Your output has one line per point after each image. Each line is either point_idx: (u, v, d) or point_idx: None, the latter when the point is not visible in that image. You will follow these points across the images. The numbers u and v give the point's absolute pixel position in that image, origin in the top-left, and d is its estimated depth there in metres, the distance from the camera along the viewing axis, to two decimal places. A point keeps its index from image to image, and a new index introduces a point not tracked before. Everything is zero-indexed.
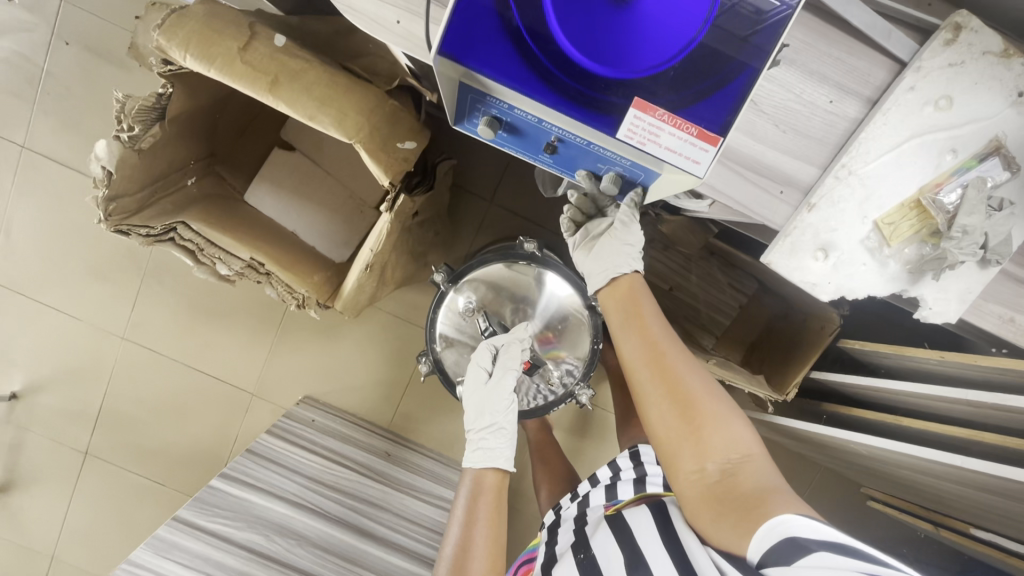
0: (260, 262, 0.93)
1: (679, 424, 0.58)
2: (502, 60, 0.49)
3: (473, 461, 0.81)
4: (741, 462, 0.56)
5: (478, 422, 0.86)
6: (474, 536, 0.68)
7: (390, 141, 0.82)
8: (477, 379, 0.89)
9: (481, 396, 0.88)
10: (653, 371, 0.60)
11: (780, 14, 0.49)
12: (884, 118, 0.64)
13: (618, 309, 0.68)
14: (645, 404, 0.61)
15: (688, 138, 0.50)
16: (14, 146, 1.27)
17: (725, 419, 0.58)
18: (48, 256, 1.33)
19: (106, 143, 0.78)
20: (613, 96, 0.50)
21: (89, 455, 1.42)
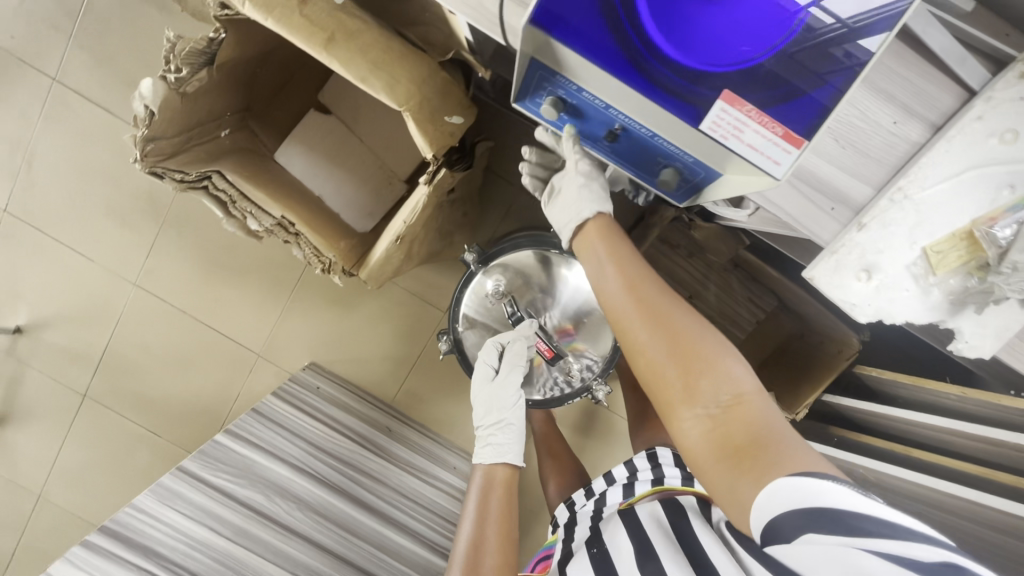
0: (291, 222, 0.91)
1: (670, 368, 0.57)
2: (595, 36, 0.48)
3: (484, 458, 0.83)
4: (737, 403, 0.55)
5: (487, 419, 0.87)
6: (487, 532, 0.71)
7: (438, 113, 0.80)
8: (484, 379, 0.90)
9: (488, 394, 0.89)
10: (638, 314, 0.59)
11: (831, 33, 0.47)
12: (947, 145, 0.63)
13: (596, 252, 0.66)
14: (632, 351, 0.60)
15: (773, 138, 0.49)
16: (45, 78, 1.25)
17: (717, 361, 0.57)
18: (68, 193, 1.31)
19: (152, 82, 0.75)
20: (701, 87, 0.49)
21: (88, 397, 1.40)
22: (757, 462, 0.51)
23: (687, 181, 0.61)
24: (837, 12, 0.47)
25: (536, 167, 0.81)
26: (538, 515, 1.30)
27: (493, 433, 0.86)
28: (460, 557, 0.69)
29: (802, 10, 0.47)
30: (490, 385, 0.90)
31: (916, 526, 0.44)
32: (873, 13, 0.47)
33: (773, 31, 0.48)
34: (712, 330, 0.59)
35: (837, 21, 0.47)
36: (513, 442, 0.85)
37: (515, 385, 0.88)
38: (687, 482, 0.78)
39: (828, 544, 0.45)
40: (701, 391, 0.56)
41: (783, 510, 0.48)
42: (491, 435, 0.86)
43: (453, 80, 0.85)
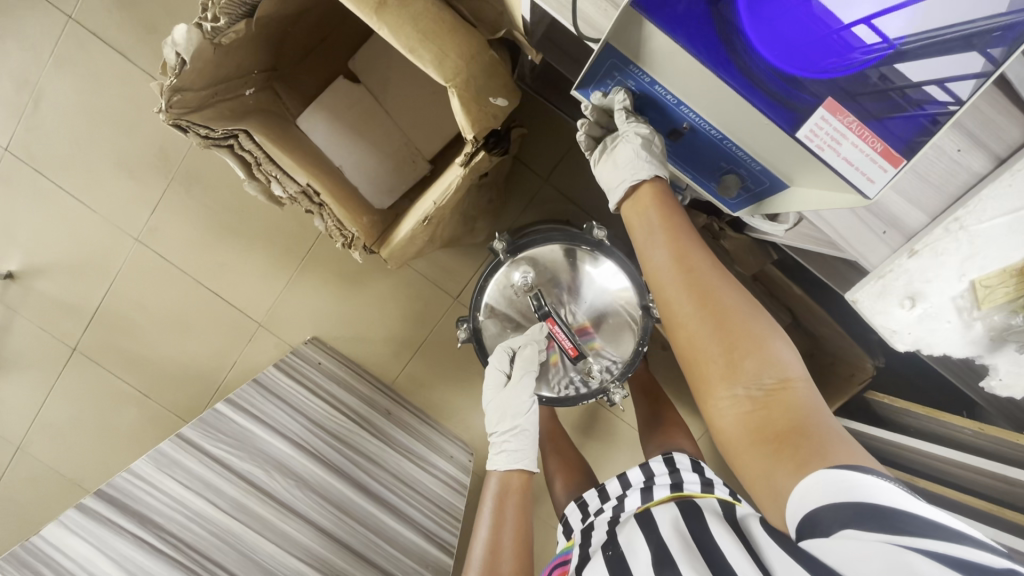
0: (316, 191, 0.88)
1: (714, 344, 0.53)
2: (706, 37, 0.47)
3: (500, 464, 0.83)
4: (781, 386, 0.51)
5: (502, 425, 0.86)
6: (504, 537, 0.71)
7: (483, 93, 0.77)
8: (495, 383, 0.89)
9: (501, 397, 0.88)
10: (684, 287, 0.54)
11: (874, 53, 0.44)
12: (1011, 178, 0.60)
13: (644, 215, 0.61)
14: (671, 320, 0.56)
15: (869, 154, 0.47)
16: (61, 16, 1.19)
17: (766, 342, 0.52)
18: (74, 138, 1.26)
19: (186, 29, 0.71)
20: (804, 92, 0.47)
21: (78, 351, 1.36)
22: (798, 449, 0.48)
23: (749, 190, 0.58)
24: (884, 31, 0.44)
25: (594, 125, 0.69)
26: (535, 506, 1.31)
27: (509, 437, 0.85)
28: (477, 562, 0.69)
29: (846, 27, 0.44)
30: (503, 390, 0.89)
31: (968, 532, 0.39)
32: (925, 35, 0.44)
33: (832, 59, 0.45)
34: (761, 309, 0.55)
35: (883, 39, 0.44)
36: (526, 448, 0.84)
37: (527, 389, 0.87)
38: (706, 488, 0.77)
39: (861, 539, 0.41)
40: (743, 372, 0.51)
41: (821, 503, 0.44)
42: (508, 439, 0.85)
43: (499, 61, 0.82)
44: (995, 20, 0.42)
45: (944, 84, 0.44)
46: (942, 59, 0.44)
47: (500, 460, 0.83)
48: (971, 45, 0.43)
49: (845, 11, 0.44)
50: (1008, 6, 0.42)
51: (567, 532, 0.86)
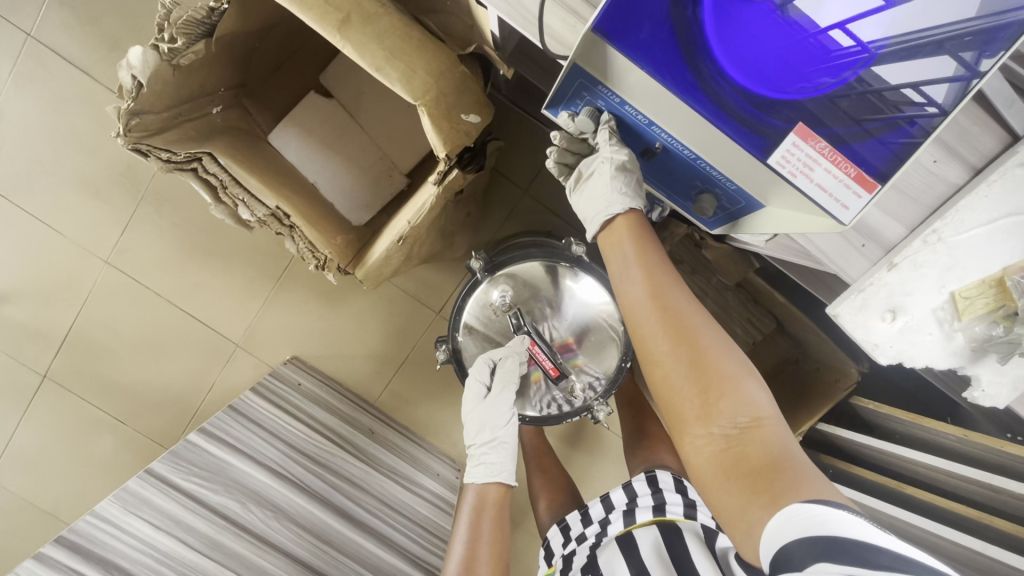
0: (286, 213, 0.85)
1: (689, 382, 0.51)
2: (671, 63, 0.46)
3: (477, 477, 0.82)
4: (754, 424, 0.49)
5: (480, 438, 0.84)
6: (479, 554, 0.71)
7: (454, 110, 0.75)
8: (472, 392, 0.87)
9: (480, 408, 0.86)
10: (658, 320, 0.53)
11: (850, 56, 0.44)
12: (988, 189, 0.61)
13: (620, 249, 0.60)
14: (646, 356, 0.54)
15: (843, 179, 0.46)
16: (19, 32, 1.15)
17: (739, 380, 0.51)
18: (37, 158, 1.22)
19: (141, 51, 0.68)
20: (775, 117, 0.46)
21: (48, 378, 1.31)
22: (773, 485, 0.46)
23: (725, 209, 0.57)
24: (859, 34, 0.43)
25: (565, 151, 0.68)
26: (523, 521, 1.29)
27: (488, 451, 0.83)
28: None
29: (822, 31, 0.44)
30: (482, 403, 0.86)
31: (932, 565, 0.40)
32: (900, 38, 0.43)
33: (807, 81, 0.45)
34: (733, 347, 0.54)
35: (857, 43, 0.43)
36: (505, 462, 0.82)
37: (507, 402, 0.85)
38: (689, 512, 0.75)
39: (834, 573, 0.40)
40: (717, 408, 0.50)
41: (795, 537, 0.43)
42: (487, 453, 0.83)
43: (471, 76, 0.79)
44: (967, 24, 0.42)
45: (919, 87, 0.44)
46: (915, 62, 0.43)
47: (477, 474, 0.82)
48: (943, 50, 0.43)
49: (820, 14, 0.43)
50: (979, 10, 0.41)
51: (549, 558, 0.84)
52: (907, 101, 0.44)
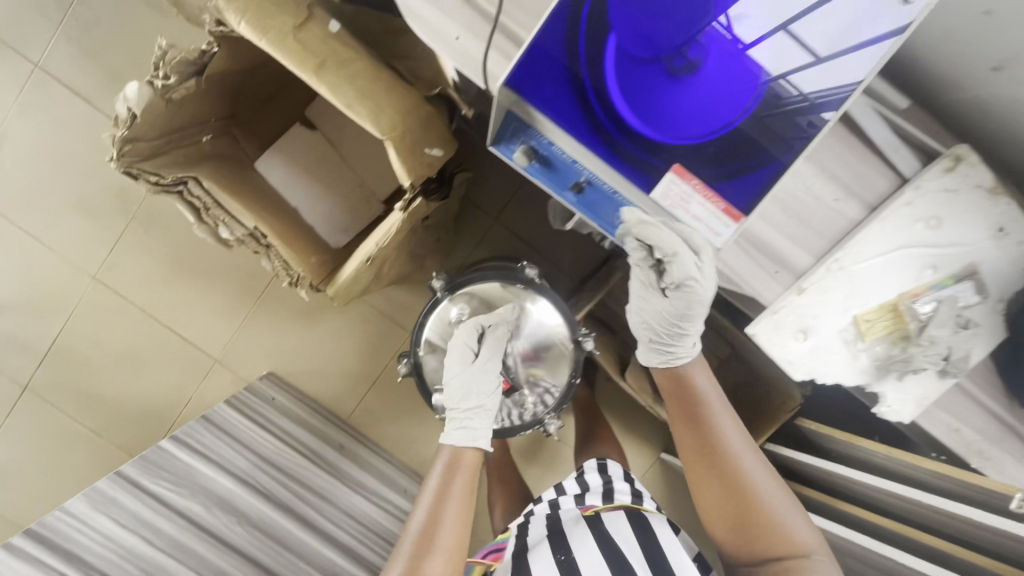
0: (264, 234, 0.92)
1: (725, 498, 0.66)
2: (566, 111, 0.56)
3: (455, 437, 0.83)
4: (782, 538, 0.62)
5: (464, 401, 0.87)
6: (444, 515, 0.73)
7: (418, 145, 0.83)
8: (456, 355, 0.91)
9: (465, 372, 0.90)
10: (708, 472, 0.67)
11: (795, 103, 0.53)
12: (880, 225, 0.69)
13: (674, 397, 0.73)
14: (694, 477, 0.69)
15: (714, 211, 0.58)
16: (27, 64, 1.24)
17: (769, 499, 0.65)
18: (35, 179, 1.29)
19: (137, 86, 0.76)
20: (656, 158, 0.56)
21: (29, 389, 1.36)
22: None
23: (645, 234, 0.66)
24: (802, 84, 0.52)
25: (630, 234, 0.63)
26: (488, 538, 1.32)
27: (469, 413, 0.86)
28: (407, 544, 0.72)
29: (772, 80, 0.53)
30: (468, 368, 0.90)
31: None
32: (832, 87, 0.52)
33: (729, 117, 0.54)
34: (767, 469, 0.68)
35: (801, 93, 0.53)
36: (485, 427, 0.85)
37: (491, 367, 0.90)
38: (636, 499, 0.85)
39: None
40: (757, 541, 0.63)
41: None
42: (469, 415, 0.86)
43: (436, 114, 0.88)
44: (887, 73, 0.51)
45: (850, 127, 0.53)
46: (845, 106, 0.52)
47: (455, 432, 0.84)
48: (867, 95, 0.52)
49: (772, 65, 0.52)
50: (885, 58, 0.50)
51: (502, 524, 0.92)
52: (766, 151, 0.55)
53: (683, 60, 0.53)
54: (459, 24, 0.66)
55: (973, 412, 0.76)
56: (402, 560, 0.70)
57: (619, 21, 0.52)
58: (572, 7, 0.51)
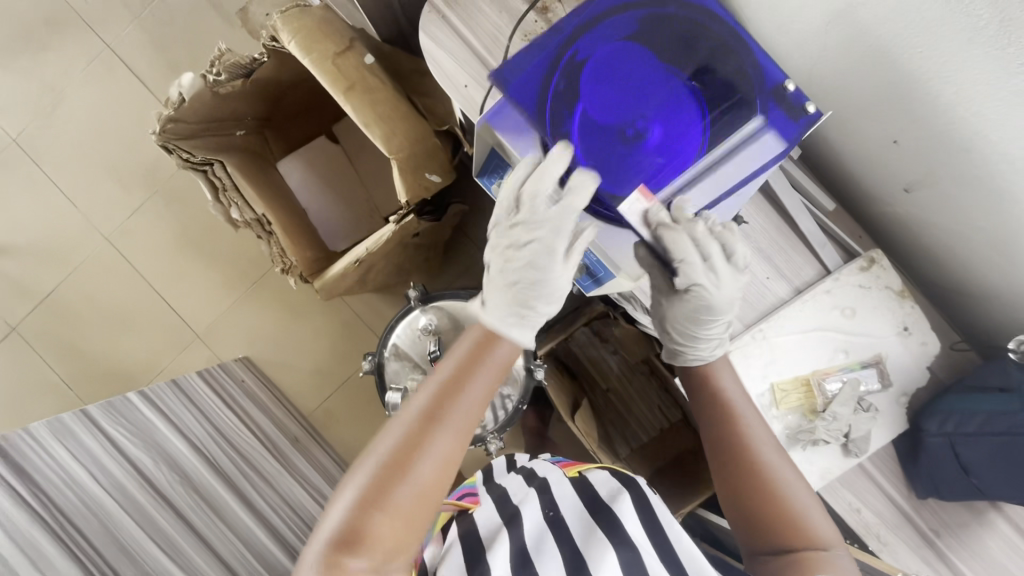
0: (269, 221, 1.04)
1: (749, 466, 0.67)
2: (525, 138, 0.64)
3: (511, 332, 0.63)
4: (803, 526, 0.63)
5: (536, 285, 0.68)
6: (466, 387, 0.57)
7: (420, 169, 0.93)
8: (523, 225, 0.67)
9: (535, 253, 0.67)
10: (737, 440, 0.69)
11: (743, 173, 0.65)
12: (801, 305, 0.78)
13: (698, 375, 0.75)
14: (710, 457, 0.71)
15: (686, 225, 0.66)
16: (101, 44, 1.40)
17: (788, 486, 0.66)
18: (80, 142, 1.42)
19: (192, 77, 0.90)
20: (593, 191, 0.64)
21: (17, 330, 1.43)
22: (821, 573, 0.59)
23: (592, 275, 0.74)
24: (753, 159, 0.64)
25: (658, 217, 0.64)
26: None
27: (534, 309, 0.67)
28: (412, 417, 0.55)
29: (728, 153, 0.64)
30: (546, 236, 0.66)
31: None
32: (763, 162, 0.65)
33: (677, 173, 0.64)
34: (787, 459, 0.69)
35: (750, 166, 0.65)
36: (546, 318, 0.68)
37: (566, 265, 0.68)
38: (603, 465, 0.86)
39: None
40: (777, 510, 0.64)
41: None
42: (534, 313, 0.67)
43: (441, 147, 0.99)
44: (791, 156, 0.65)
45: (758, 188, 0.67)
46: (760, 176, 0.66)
47: (506, 323, 0.65)
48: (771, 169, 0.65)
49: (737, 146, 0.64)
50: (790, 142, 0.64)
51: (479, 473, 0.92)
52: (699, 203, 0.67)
53: (633, 131, 0.63)
54: (470, 75, 0.79)
55: (872, 494, 0.81)
56: (405, 434, 0.54)
57: (586, 93, 0.64)
58: (549, 68, 0.65)
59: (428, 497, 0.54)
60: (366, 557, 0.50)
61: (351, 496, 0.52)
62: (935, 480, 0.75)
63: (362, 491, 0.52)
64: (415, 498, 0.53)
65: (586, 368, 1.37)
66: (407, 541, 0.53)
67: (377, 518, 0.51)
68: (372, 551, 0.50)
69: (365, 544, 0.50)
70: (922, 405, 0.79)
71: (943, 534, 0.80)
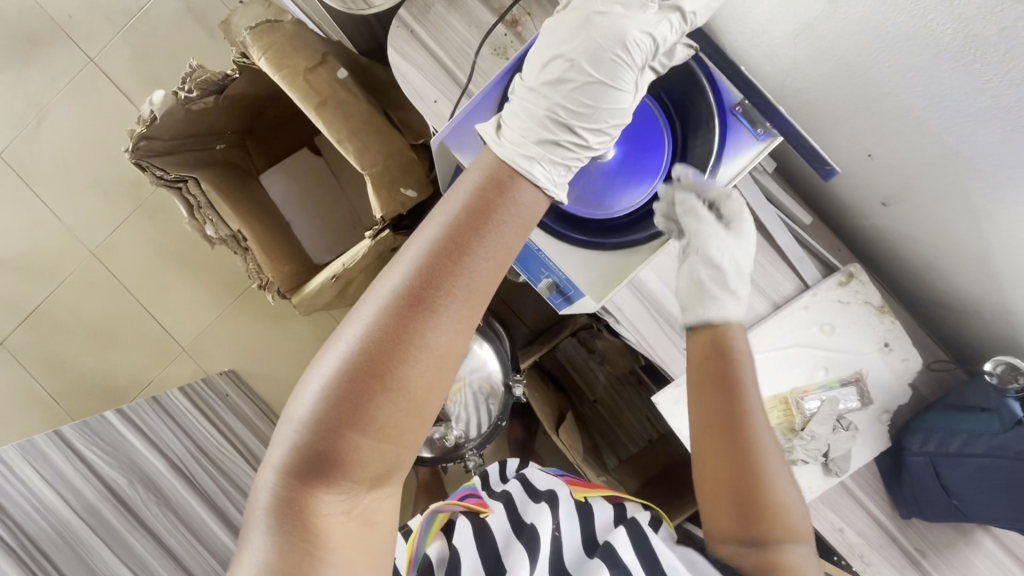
0: (245, 237, 1.02)
1: (735, 451, 0.60)
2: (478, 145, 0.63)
3: (532, 173, 0.52)
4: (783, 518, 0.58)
5: (575, 101, 0.59)
6: (460, 270, 0.45)
7: (394, 184, 0.92)
8: (613, 10, 0.58)
9: (602, 51, 0.58)
10: (731, 423, 0.60)
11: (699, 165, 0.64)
12: (779, 321, 0.76)
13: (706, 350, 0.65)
14: (706, 458, 0.61)
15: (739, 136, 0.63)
16: (84, 57, 1.40)
17: (786, 501, 0.59)
18: (65, 157, 1.42)
19: (163, 94, 0.88)
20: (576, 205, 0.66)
21: (4, 345, 1.43)
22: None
23: (564, 294, 0.72)
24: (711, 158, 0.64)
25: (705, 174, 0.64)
26: None
27: (558, 138, 0.58)
28: (384, 306, 0.44)
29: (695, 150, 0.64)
30: (607, 20, 0.58)
31: None
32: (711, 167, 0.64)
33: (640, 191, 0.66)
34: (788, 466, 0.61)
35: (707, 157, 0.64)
36: (565, 153, 0.59)
37: (635, 84, 0.60)
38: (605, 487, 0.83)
39: None
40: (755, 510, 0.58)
41: None
42: (557, 144, 0.58)
43: (418, 161, 0.99)
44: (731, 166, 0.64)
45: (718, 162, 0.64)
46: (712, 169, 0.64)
47: (526, 149, 0.54)
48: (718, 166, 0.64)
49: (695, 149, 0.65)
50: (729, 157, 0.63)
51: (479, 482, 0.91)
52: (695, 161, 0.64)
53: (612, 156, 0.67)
54: (439, 90, 0.78)
55: (856, 514, 0.79)
56: (377, 327, 0.43)
57: None
58: (508, 80, 0.65)
59: (411, 411, 0.44)
60: (345, 483, 0.44)
61: (308, 409, 0.43)
62: (918, 501, 0.73)
63: (327, 394, 0.43)
64: (398, 411, 0.43)
65: (574, 379, 1.35)
66: (398, 459, 0.46)
67: (353, 437, 0.42)
68: (352, 476, 0.44)
69: (342, 469, 0.43)
70: (904, 422, 0.77)
71: (929, 554, 0.78)
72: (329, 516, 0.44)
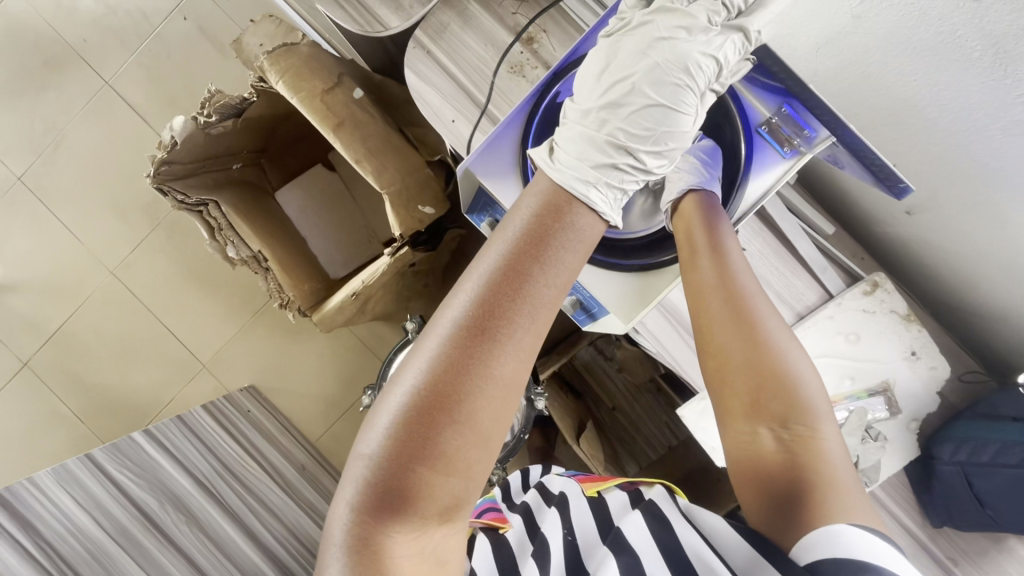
0: (265, 257, 1.03)
1: (741, 347, 0.57)
2: (504, 168, 0.65)
3: (589, 199, 0.52)
4: (800, 412, 0.55)
5: (638, 123, 0.60)
6: (520, 296, 0.45)
7: (412, 202, 0.92)
8: (677, 33, 0.59)
9: (664, 75, 0.58)
10: (732, 313, 0.57)
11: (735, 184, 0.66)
12: (803, 332, 0.75)
13: (689, 232, 0.62)
14: (709, 359, 0.59)
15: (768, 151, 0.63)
16: (100, 80, 1.42)
17: (804, 383, 0.57)
18: (83, 180, 1.44)
19: (183, 119, 0.89)
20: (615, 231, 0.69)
21: (28, 366, 1.46)
22: (820, 496, 0.51)
23: (587, 311, 0.72)
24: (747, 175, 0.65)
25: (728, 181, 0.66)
26: None
27: (615, 161, 0.58)
28: (447, 339, 0.44)
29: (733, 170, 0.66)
30: (670, 44, 0.58)
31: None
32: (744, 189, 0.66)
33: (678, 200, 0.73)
34: (796, 341, 0.59)
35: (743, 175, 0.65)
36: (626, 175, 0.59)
37: (696, 107, 0.60)
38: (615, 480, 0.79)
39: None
40: (766, 410, 0.56)
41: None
42: (614, 166, 0.58)
43: (434, 177, 0.99)
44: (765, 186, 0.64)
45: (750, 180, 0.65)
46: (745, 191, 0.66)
47: (584, 179, 0.54)
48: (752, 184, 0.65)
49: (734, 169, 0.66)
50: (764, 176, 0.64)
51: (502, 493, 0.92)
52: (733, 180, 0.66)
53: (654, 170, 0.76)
54: (457, 110, 0.78)
55: (884, 523, 0.78)
56: (441, 360, 0.43)
57: None
58: (538, 96, 0.64)
59: (479, 440, 0.44)
60: (417, 518, 0.43)
61: (377, 442, 0.43)
62: (948, 509, 0.73)
63: (395, 429, 0.43)
64: (467, 442, 0.43)
65: (591, 388, 1.36)
66: (467, 495, 0.45)
67: (422, 470, 0.42)
68: (425, 512, 0.43)
69: (413, 503, 0.43)
70: (933, 430, 0.76)
71: (961, 561, 0.77)
72: (401, 555, 0.43)
